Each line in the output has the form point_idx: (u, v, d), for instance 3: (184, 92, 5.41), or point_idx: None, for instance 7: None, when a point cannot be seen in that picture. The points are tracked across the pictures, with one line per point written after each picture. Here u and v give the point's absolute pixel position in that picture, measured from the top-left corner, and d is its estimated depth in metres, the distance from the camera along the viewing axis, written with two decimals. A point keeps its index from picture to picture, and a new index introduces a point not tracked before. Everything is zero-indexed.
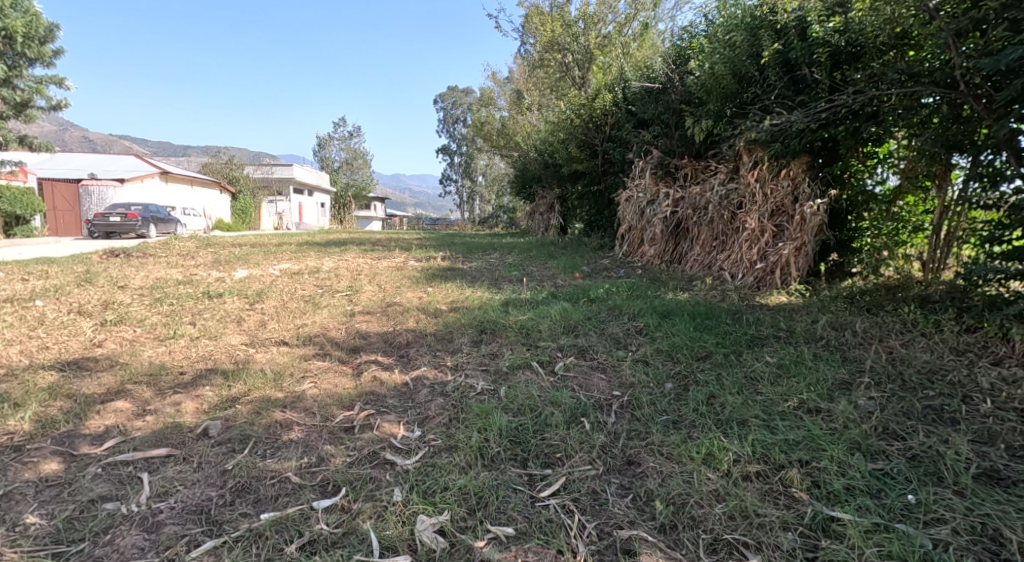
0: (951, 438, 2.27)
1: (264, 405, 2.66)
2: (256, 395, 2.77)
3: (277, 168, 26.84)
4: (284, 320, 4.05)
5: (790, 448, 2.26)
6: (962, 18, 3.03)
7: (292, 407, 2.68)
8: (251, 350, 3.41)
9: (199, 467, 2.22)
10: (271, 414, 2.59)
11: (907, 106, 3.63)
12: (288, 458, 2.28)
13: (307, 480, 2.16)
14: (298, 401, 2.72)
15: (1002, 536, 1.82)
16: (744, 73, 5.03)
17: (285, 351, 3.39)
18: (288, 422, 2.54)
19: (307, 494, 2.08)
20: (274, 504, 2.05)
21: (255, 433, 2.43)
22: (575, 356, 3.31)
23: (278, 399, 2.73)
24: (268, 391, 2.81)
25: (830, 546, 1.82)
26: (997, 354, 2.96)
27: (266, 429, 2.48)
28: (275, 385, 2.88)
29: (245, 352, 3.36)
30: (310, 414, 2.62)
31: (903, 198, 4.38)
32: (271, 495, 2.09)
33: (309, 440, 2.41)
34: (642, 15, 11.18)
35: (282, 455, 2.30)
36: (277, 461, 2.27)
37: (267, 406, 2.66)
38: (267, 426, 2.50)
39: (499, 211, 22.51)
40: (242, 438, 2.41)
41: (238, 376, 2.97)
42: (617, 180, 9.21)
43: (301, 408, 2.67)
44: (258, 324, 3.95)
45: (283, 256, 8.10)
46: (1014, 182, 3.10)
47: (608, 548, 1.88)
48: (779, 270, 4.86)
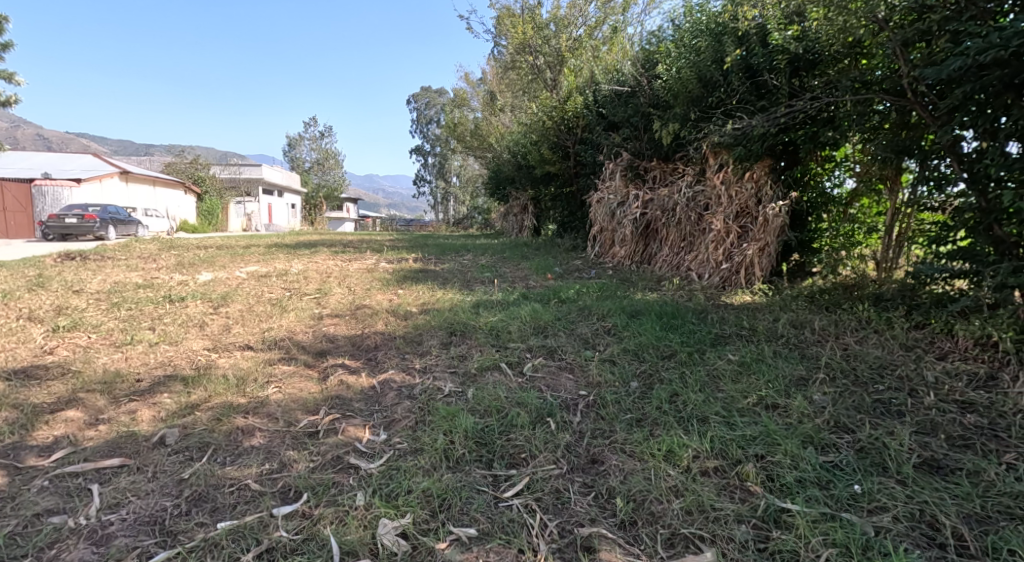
0: (896, 429, 2.36)
1: (226, 411, 2.62)
2: (217, 401, 2.73)
3: (244, 168, 26.57)
4: (249, 324, 3.99)
5: (746, 443, 2.32)
6: (909, 29, 3.17)
7: (255, 412, 2.64)
8: (213, 354, 3.35)
9: (153, 477, 2.18)
10: (233, 421, 2.55)
11: (861, 112, 3.76)
12: (249, 465, 2.25)
13: (267, 487, 2.14)
14: (262, 407, 2.68)
15: (938, 522, 1.90)
16: (708, 79, 5.14)
17: (249, 355, 3.34)
18: (250, 427, 2.51)
19: (267, 501, 2.06)
20: (231, 512, 2.02)
21: (215, 441, 2.40)
22: (544, 357, 3.34)
23: (240, 405, 2.70)
24: (230, 397, 2.77)
25: (780, 537, 1.87)
26: (943, 349, 3.07)
27: (227, 436, 2.44)
28: (238, 390, 2.84)
29: (206, 357, 3.30)
30: (273, 420, 2.58)
31: (859, 199, 4.53)
32: (229, 504, 2.06)
33: (271, 446, 2.38)
34: (613, 18, 11.38)
35: (242, 462, 2.27)
36: (236, 468, 2.24)
37: (228, 413, 2.62)
38: (228, 432, 2.47)
39: (473, 212, 22.53)
40: (201, 445, 2.37)
41: (198, 382, 2.91)
42: (588, 182, 9.31)
43: (264, 413, 2.63)
44: (222, 328, 3.89)
45: (251, 257, 7.98)
46: (957, 185, 3.22)
47: (569, 546, 1.90)
48: (743, 270, 4.97)
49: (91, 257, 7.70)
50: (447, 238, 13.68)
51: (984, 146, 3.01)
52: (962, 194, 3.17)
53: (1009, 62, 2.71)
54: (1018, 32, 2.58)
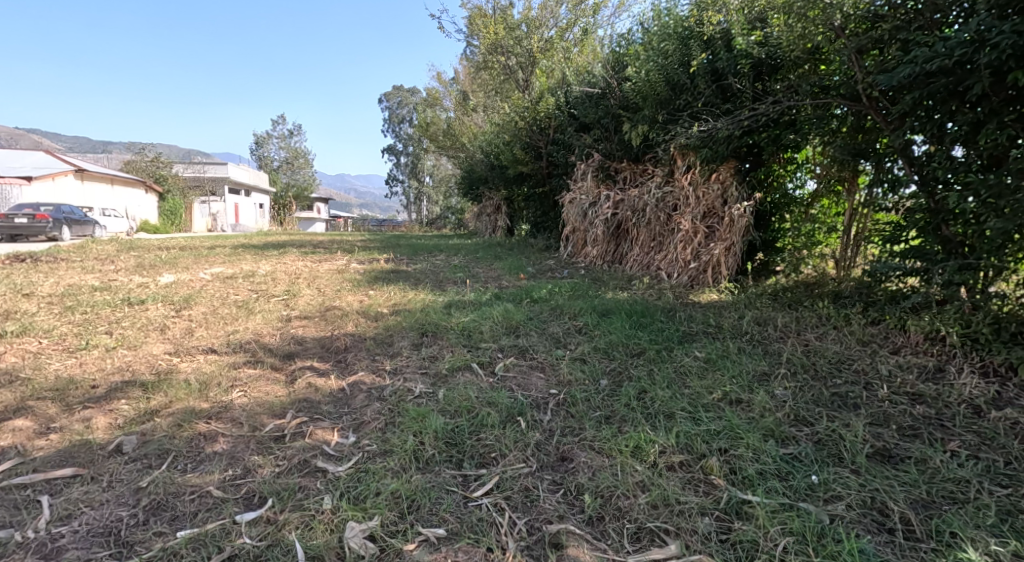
0: (851, 421, 2.45)
1: (187, 416, 2.57)
2: (178, 407, 2.67)
3: (208, 167, 25.99)
4: (213, 327, 3.91)
5: (711, 438, 2.38)
6: (863, 36, 3.27)
7: (218, 417, 2.60)
8: (175, 358, 3.28)
9: (109, 486, 2.13)
10: (194, 426, 2.50)
11: (820, 115, 3.87)
12: (211, 471, 2.21)
13: (230, 494, 2.10)
14: (225, 412, 2.64)
15: (887, 508, 1.97)
16: (676, 82, 5.23)
17: (212, 359, 3.28)
18: (212, 433, 2.46)
19: (230, 508, 2.03)
20: (192, 521, 1.98)
21: (175, 447, 2.35)
22: (515, 356, 3.36)
23: (203, 410, 2.64)
24: (191, 402, 2.71)
25: (741, 528, 1.92)
26: (896, 343, 3.18)
27: (188, 442, 2.40)
28: (200, 395, 2.78)
29: (167, 362, 3.22)
30: (237, 424, 2.54)
31: (820, 200, 4.66)
32: (189, 512, 2.02)
33: (235, 452, 2.35)
34: (584, 21, 11.59)
35: (204, 469, 2.23)
36: (198, 475, 2.20)
37: (190, 418, 2.57)
38: (189, 439, 2.42)
39: (447, 212, 22.51)
40: (160, 452, 2.32)
41: (158, 388, 2.85)
42: (561, 182, 9.37)
43: (228, 418, 2.59)
44: (184, 331, 3.80)
45: (215, 259, 7.82)
46: (909, 186, 3.33)
47: (537, 543, 1.92)
48: (710, 269, 5.08)
49: (42, 258, 7.45)
50: (418, 238, 13.62)
51: (933, 149, 3.13)
52: (913, 196, 3.28)
53: (954, 71, 2.81)
54: (961, 42, 2.68)
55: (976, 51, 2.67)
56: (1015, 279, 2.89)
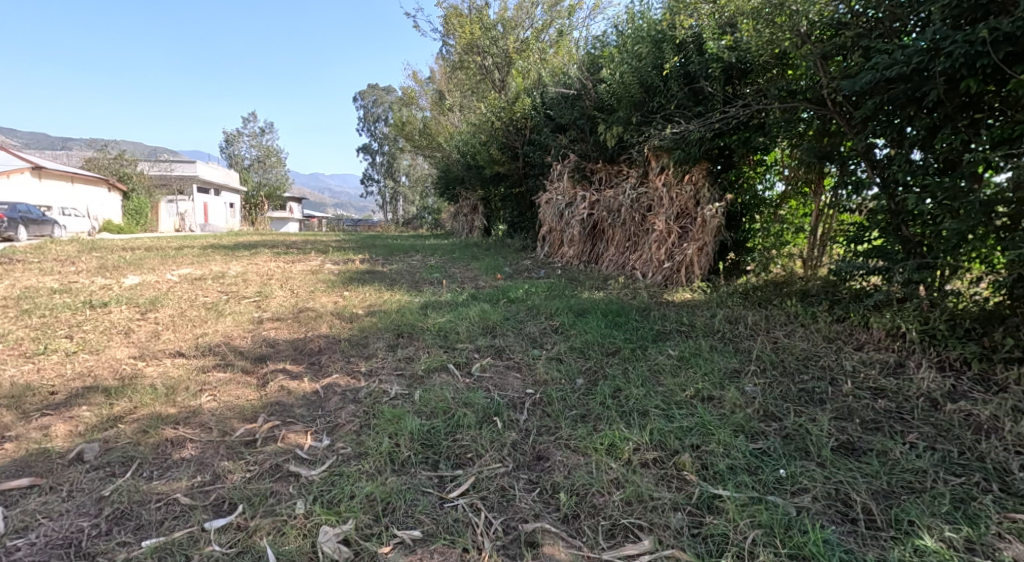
0: (817, 416, 2.52)
1: (153, 422, 2.52)
2: (143, 412, 2.62)
3: (176, 165, 25.37)
4: (180, 330, 3.84)
5: (683, 434, 2.43)
6: (828, 43, 3.37)
7: (187, 422, 2.56)
8: (140, 363, 3.21)
9: (69, 496, 2.08)
10: (161, 432, 2.46)
11: (788, 119, 3.97)
12: (178, 478, 2.18)
13: (199, 500, 2.08)
14: (194, 416, 2.60)
15: (850, 499, 2.04)
16: (649, 84, 5.31)
17: (180, 363, 3.22)
18: (180, 439, 2.43)
19: (198, 515, 2.00)
20: (158, 529, 1.95)
21: (140, 454, 2.31)
22: (492, 356, 3.38)
23: (170, 415, 2.60)
24: (157, 408, 2.66)
25: (712, 522, 1.97)
26: (859, 340, 3.28)
27: (154, 449, 2.36)
28: (167, 400, 2.73)
29: (132, 366, 3.16)
30: (206, 429, 2.51)
31: (788, 201, 4.76)
32: (155, 520, 1.99)
33: (204, 457, 2.32)
34: (559, 22, 11.67)
35: (171, 476, 2.20)
36: (165, 482, 2.17)
37: (156, 424, 2.52)
38: (155, 445, 2.38)
39: (423, 212, 22.42)
40: (124, 460, 2.28)
41: (122, 393, 2.79)
42: (537, 182, 9.42)
43: (196, 423, 2.55)
44: (150, 335, 3.72)
45: (183, 260, 7.67)
46: (872, 188, 3.45)
47: (513, 542, 1.94)
48: (683, 269, 5.16)
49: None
50: (393, 238, 13.54)
51: (893, 152, 3.24)
52: (875, 197, 3.39)
53: (912, 78, 2.92)
54: (918, 50, 2.79)
55: (932, 59, 2.78)
56: (969, 277, 2.94)
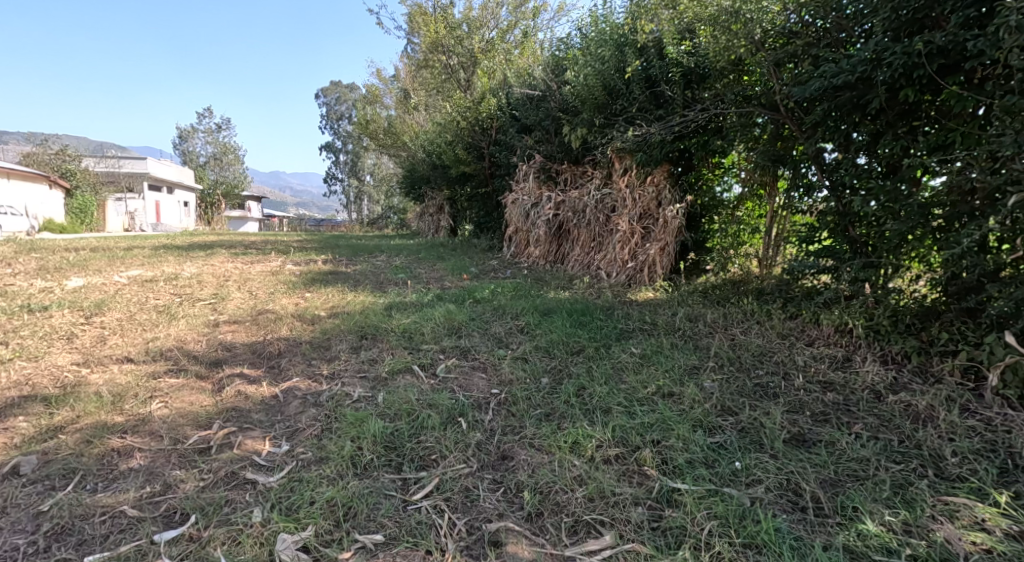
0: (770, 409, 2.62)
1: (98, 432, 2.45)
2: (87, 422, 2.54)
3: (124, 161, 24.39)
4: (129, 334, 3.72)
5: (645, 430, 2.49)
6: (780, 50, 3.49)
7: (135, 431, 2.49)
8: (84, 370, 3.10)
9: (5, 513, 2.01)
10: (107, 442, 2.39)
11: (744, 124, 4.10)
12: (125, 490, 2.12)
13: (148, 512, 2.03)
14: (143, 424, 2.53)
15: (800, 488, 2.12)
16: (612, 87, 5.39)
17: (128, 369, 3.12)
18: (128, 448, 2.36)
19: (147, 527, 1.96)
20: (103, 544, 1.91)
21: (83, 466, 2.24)
22: (457, 357, 3.38)
23: (116, 424, 2.53)
24: (102, 416, 2.58)
25: (671, 515, 2.02)
26: (810, 336, 3.42)
27: (99, 460, 2.29)
28: (113, 408, 2.65)
29: (75, 374, 3.04)
30: (156, 437, 2.45)
31: (745, 203, 4.91)
32: (100, 535, 1.94)
33: (154, 467, 2.26)
34: (524, 23, 11.73)
35: (117, 488, 2.14)
36: (110, 494, 2.11)
37: (101, 433, 2.45)
38: (100, 456, 2.31)
39: (388, 211, 22.23)
40: (65, 472, 2.21)
41: (63, 402, 2.70)
42: (503, 182, 9.45)
43: (146, 431, 2.48)
44: (95, 340, 3.60)
45: (133, 261, 7.42)
46: (822, 191, 3.59)
47: (476, 543, 1.95)
48: (646, 269, 5.27)
49: None
50: (357, 238, 13.38)
51: (840, 157, 3.39)
52: (825, 199, 3.53)
53: (857, 85, 3.06)
54: (862, 60, 2.92)
55: (875, 69, 2.91)
56: (910, 275, 3.09)
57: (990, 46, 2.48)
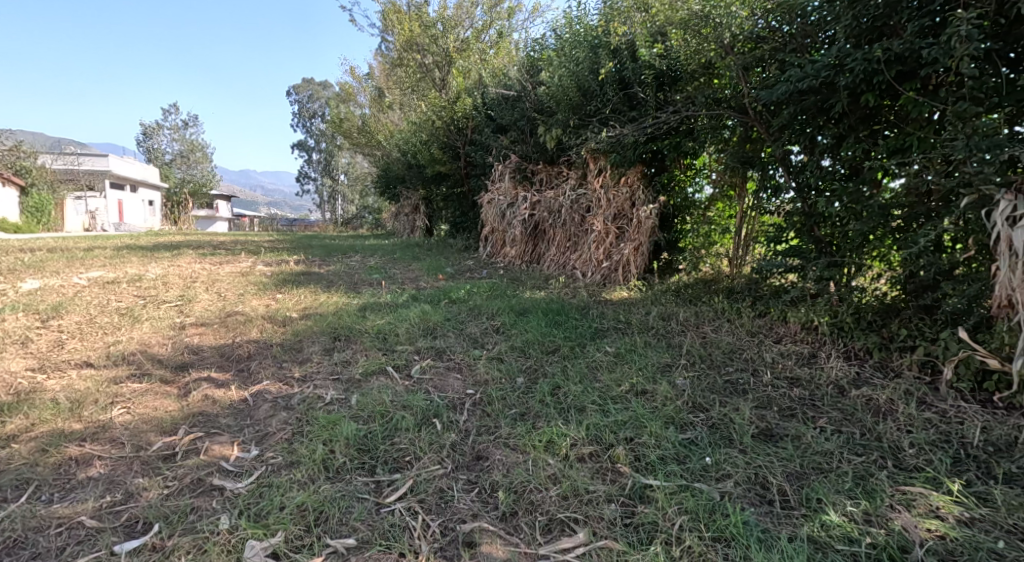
0: (739, 405, 2.68)
1: (54, 440, 2.39)
2: (43, 430, 2.48)
3: (85, 159, 23.66)
4: (88, 338, 3.62)
5: (618, 428, 2.52)
6: (748, 55, 3.58)
7: (94, 438, 2.44)
8: (40, 376, 3.01)
9: None
10: (64, 450, 2.34)
11: (715, 126, 4.19)
12: (83, 500, 2.08)
13: (108, 522, 1.99)
14: (103, 432, 2.48)
15: (767, 482, 2.18)
16: (586, 88, 5.43)
17: (88, 374, 3.04)
18: (87, 457, 2.31)
19: (107, 538, 1.92)
20: (59, 556, 1.87)
21: (39, 476, 2.19)
22: (432, 358, 3.38)
23: (74, 432, 2.47)
24: (60, 424, 2.52)
25: (643, 511, 2.05)
26: (778, 334, 3.50)
27: (55, 470, 2.24)
28: (71, 416, 2.59)
29: (31, 380, 2.96)
30: (117, 445, 2.40)
31: (716, 203, 5.01)
32: (56, 547, 1.90)
33: (114, 475, 2.21)
34: (499, 23, 11.75)
35: (75, 498, 2.10)
36: (67, 505, 2.06)
37: (58, 442, 2.39)
38: (57, 465, 2.26)
39: (363, 211, 22.01)
40: (19, 483, 2.16)
41: (18, 409, 2.62)
42: (479, 182, 9.45)
43: (106, 439, 2.43)
44: (53, 345, 3.49)
45: (94, 262, 7.22)
46: (789, 192, 3.68)
47: (450, 544, 1.96)
48: (620, 268, 5.33)
49: None
50: (332, 238, 13.24)
51: (806, 159, 3.47)
52: (792, 200, 3.62)
53: (821, 90, 3.16)
54: (825, 65, 2.98)
55: (837, 74, 2.99)
56: (872, 273, 3.18)
57: (943, 54, 2.57)
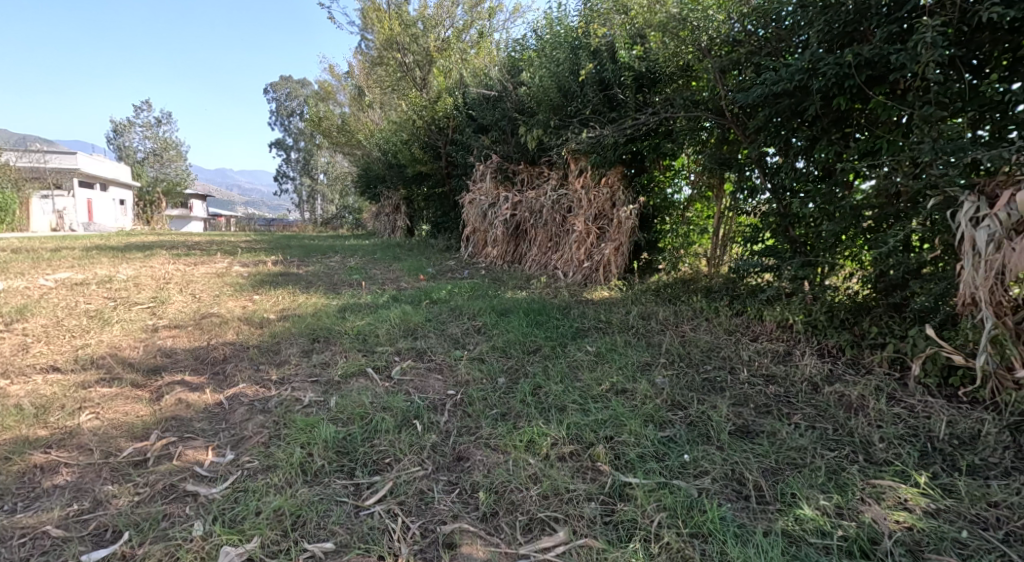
0: (717, 403, 2.72)
1: (19, 448, 2.33)
2: (7, 437, 2.42)
3: (53, 157, 23.06)
4: (55, 342, 3.54)
5: (599, 427, 2.54)
6: (724, 58, 3.63)
7: (61, 445, 2.39)
8: (5, 381, 2.94)
9: None
10: (29, 458, 2.29)
11: (692, 128, 4.25)
12: (49, 509, 2.04)
13: (75, 531, 1.95)
14: (70, 438, 2.43)
15: (744, 478, 2.21)
16: (567, 89, 5.45)
17: (55, 379, 2.98)
18: (53, 464, 2.26)
19: (74, 547, 1.89)
20: None
21: (2, 485, 2.14)
22: (413, 359, 3.36)
23: (40, 439, 2.41)
24: (24, 431, 2.46)
25: (623, 509, 2.07)
26: (755, 332, 3.56)
27: (19, 478, 2.19)
28: (36, 422, 2.53)
29: None
30: (85, 451, 2.35)
31: (694, 204, 5.12)
32: (20, 557, 1.86)
33: (81, 483, 2.17)
34: (480, 23, 11.76)
35: (40, 507, 2.05)
36: (32, 514, 2.02)
37: (22, 449, 2.34)
38: (21, 473, 2.21)
39: (344, 211, 21.82)
40: None
41: None
42: (461, 182, 9.43)
43: (73, 445, 2.38)
44: (18, 348, 3.41)
45: (62, 263, 7.06)
46: (764, 193, 3.74)
47: (430, 546, 1.96)
48: (601, 268, 5.37)
49: None
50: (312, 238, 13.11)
51: (781, 160, 3.53)
52: (768, 201, 3.69)
53: (795, 93, 3.21)
54: (799, 69, 3.03)
55: (811, 78, 3.04)
56: (844, 273, 3.25)
57: (910, 60, 2.63)
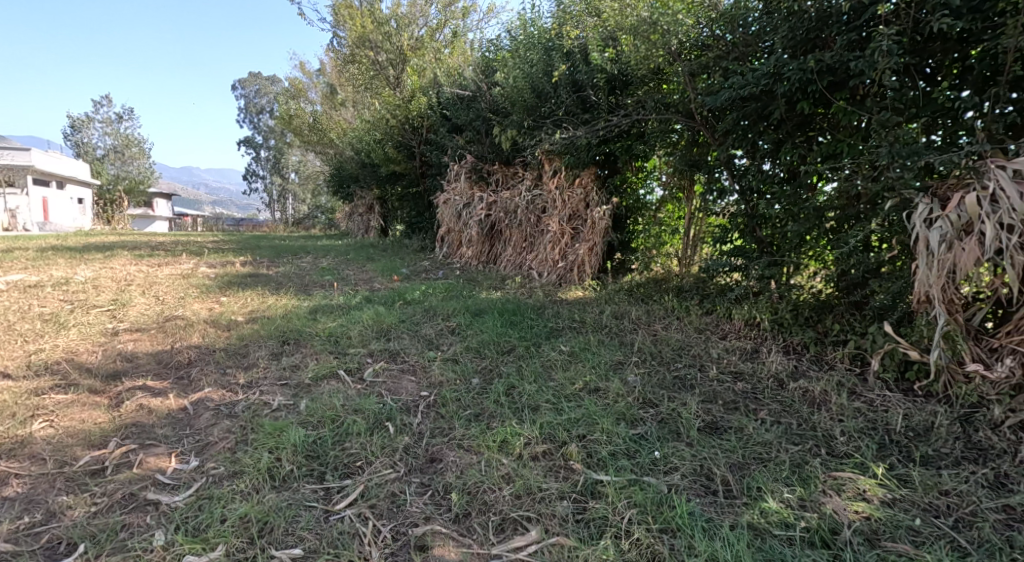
0: (686, 400, 2.76)
1: None
2: None
3: None
4: (8, 347, 3.42)
5: (572, 425, 2.56)
6: (693, 62, 3.71)
7: (13, 455, 2.31)
8: None
9: None
10: None
11: (663, 130, 4.30)
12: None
13: (26, 545, 1.89)
14: (22, 448, 2.35)
15: (712, 473, 2.26)
16: (541, 89, 5.47)
17: (7, 386, 2.88)
18: (3, 475, 2.19)
19: None
20: None
21: None
22: (385, 360, 3.34)
23: None
24: None
25: (594, 506, 2.09)
26: (724, 330, 3.63)
27: None
28: None
29: None
30: (38, 461, 2.28)
31: (666, 205, 5.17)
32: None
33: (34, 494, 2.11)
34: (454, 22, 11.74)
35: None
36: None
37: None
38: None
39: (316, 211, 21.53)
40: None
41: None
42: (435, 182, 9.39)
43: (26, 455, 2.31)
44: None
45: (18, 265, 6.82)
46: (733, 194, 3.81)
47: (402, 548, 1.95)
48: (576, 268, 5.40)
49: None
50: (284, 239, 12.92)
51: (749, 162, 3.61)
52: (735, 202, 3.76)
53: (761, 97, 3.28)
54: (764, 74, 3.10)
55: (776, 82, 3.11)
56: (809, 272, 3.34)
57: (869, 66, 2.71)
